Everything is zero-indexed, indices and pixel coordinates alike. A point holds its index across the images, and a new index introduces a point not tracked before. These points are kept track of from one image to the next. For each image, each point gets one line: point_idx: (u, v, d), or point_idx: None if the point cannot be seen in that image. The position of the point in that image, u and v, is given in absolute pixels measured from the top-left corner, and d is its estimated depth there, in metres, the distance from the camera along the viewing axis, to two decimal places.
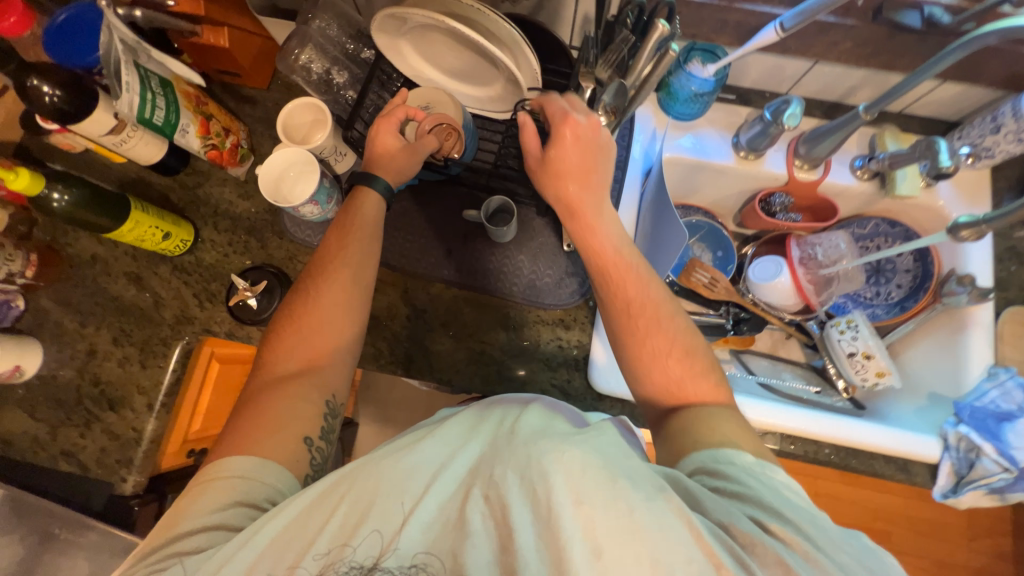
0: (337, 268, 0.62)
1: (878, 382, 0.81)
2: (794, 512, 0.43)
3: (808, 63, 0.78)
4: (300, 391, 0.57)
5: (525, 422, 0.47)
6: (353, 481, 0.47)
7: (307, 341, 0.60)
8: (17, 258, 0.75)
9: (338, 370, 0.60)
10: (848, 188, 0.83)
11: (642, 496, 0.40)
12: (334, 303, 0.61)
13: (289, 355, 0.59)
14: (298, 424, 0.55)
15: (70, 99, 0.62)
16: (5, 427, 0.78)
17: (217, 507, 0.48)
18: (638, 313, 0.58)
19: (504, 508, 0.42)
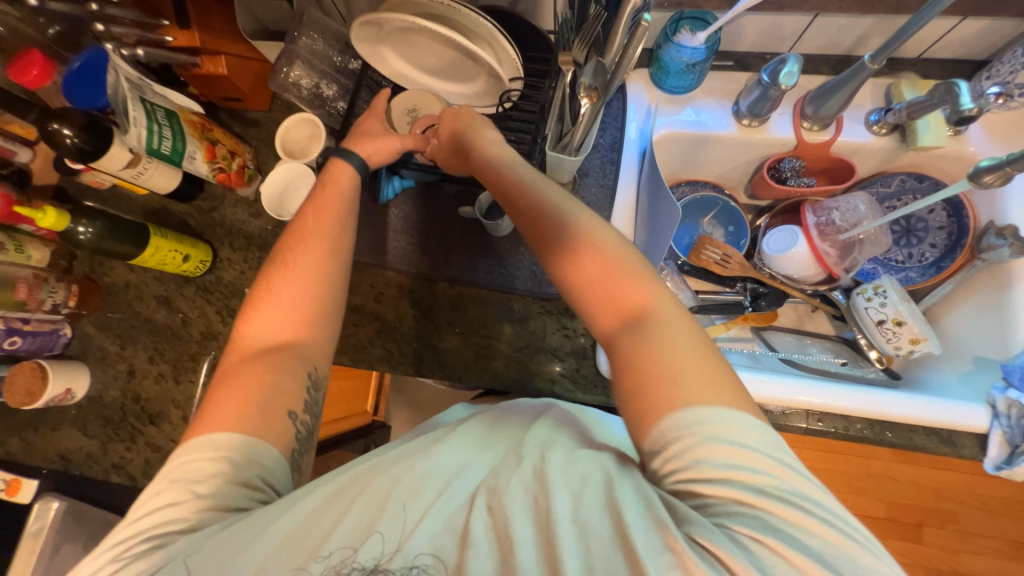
0: (310, 243, 0.64)
1: (914, 351, 0.76)
2: (767, 507, 0.41)
3: (808, 17, 0.73)
4: (272, 365, 0.57)
5: (533, 439, 0.54)
6: (368, 483, 0.51)
7: (278, 309, 0.60)
8: (60, 290, 0.82)
9: (313, 335, 0.61)
10: (865, 146, 0.77)
11: (633, 506, 0.43)
12: (302, 269, 0.62)
13: (261, 326, 0.60)
14: (282, 400, 0.56)
15: (88, 140, 0.66)
16: (63, 446, 0.85)
17: (207, 485, 0.50)
18: (555, 236, 0.56)
19: (506, 520, 0.46)
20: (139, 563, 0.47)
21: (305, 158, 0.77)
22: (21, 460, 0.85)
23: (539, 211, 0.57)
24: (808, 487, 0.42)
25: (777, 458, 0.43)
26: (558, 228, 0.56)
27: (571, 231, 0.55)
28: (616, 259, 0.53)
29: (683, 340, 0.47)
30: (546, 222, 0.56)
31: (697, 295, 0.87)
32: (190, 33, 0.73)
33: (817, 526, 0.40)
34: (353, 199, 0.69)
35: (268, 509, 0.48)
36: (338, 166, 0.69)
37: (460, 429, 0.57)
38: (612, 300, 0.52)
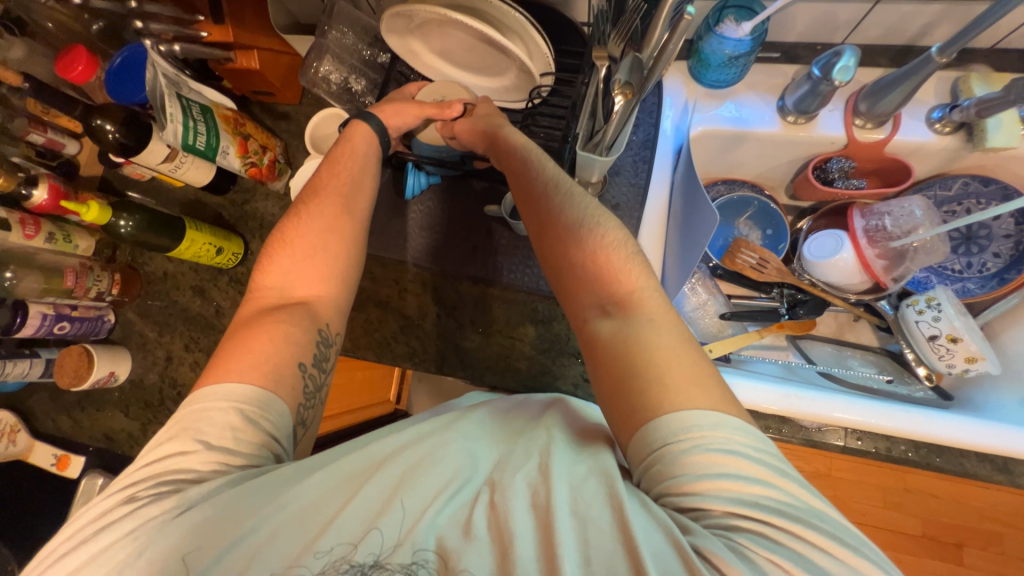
0: (327, 198, 0.67)
1: (968, 369, 0.71)
2: (768, 515, 0.41)
3: (867, 5, 0.67)
4: (288, 318, 0.60)
5: (540, 436, 0.52)
6: (378, 470, 0.51)
7: (297, 267, 0.64)
8: (104, 279, 0.85)
9: (327, 296, 0.63)
10: (925, 145, 0.71)
11: (634, 505, 0.43)
12: (316, 230, 0.66)
13: (279, 279, 0.64)
14: (292, 351, 0.57)
15: (129, 134, 0.69)
16: (107, 425, 0.90)
17: (217, 435, 0.51)
18: (544, 209, 0.60)
19: (507, 512, 0.45)
20: (150, 508, 0.48)
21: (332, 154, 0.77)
22: (69, 436, 0.91)
23: (540, 209, 0.60)
24: (797, 494, 0.43)
25: (766, 467, 0.43)
26: (559, 226, 0.58)
27: (572, 226, 0.58)
28: (612, 265, 0.56)
29: (670, 342, 0.50)
30: (547, 211, 0.60)
31: (730, 300, 0.84)
32: (225, 28, 0.74)
33: (812, 535, 0.40)
34: (370, 162, 0.71)
35: (279, 475, 0.50)
36: (356, 127, 0.70)
37: (468, 416, 0.56)
38: (598, 270, 0.56)
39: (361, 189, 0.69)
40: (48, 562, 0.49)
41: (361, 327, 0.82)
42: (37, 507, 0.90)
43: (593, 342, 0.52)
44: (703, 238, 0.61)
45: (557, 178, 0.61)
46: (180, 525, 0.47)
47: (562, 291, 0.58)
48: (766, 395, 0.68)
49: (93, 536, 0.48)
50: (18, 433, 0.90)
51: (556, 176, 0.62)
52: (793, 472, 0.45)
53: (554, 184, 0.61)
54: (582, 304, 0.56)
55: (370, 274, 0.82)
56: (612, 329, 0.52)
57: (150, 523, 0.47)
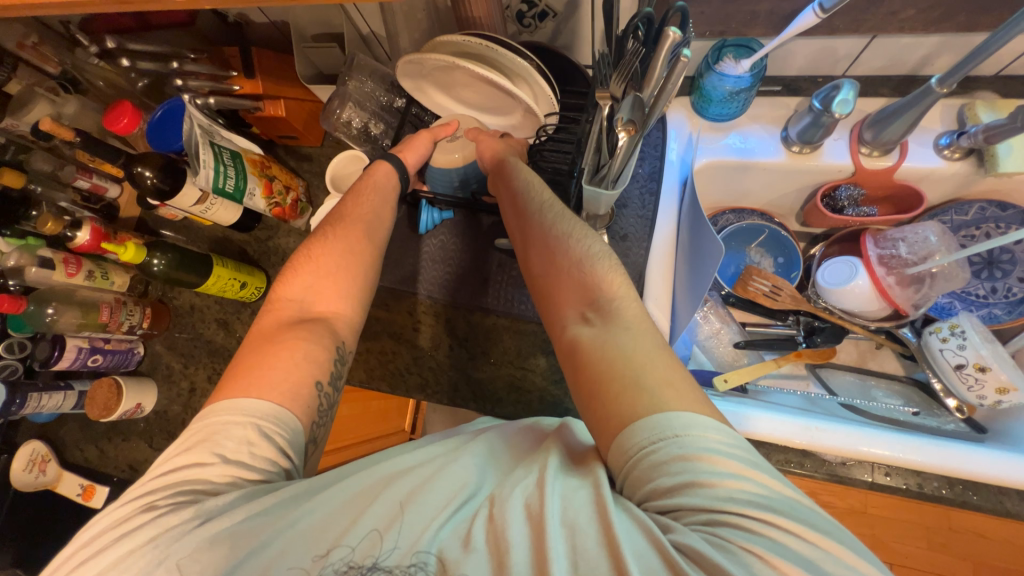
0: (349, 222, 0.70)
1: (1002, 401, 0.67)
2: (746, 507, 0.41)
3: (865, 39, 0.69)
4: (313, 335, 0.62)
5: (547, 452, 0.51)
6: (384, 487, 0.51)
7: (315, 288, 0.66)
8: (136, 313, 0.90)
9: (348, 322, 0.66)
10: (934, 172, 0.71)
11: (619, 512, 0.43)
12: (340, 258, 0.68)
13: (300, 292, 0.66)
14: (311, 369, 0.59)
15: (164, 179, 0.74)
16: (131, 456, 0.93)
17: (234, 449, 0.52)
18: (535, 227, 0.63)
19: (502, 523, 0.45)
20: (169, 518, 0.49)
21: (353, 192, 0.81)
22: (96, 467, 0.94)
23: (528, 223, 0.64)
24: (772, 483, 0.43)
25: (740, 461, 0.43)
26: (552, 245, 0.62)
27: (563, 245, 0.61)
28: (597, 276, 0.59)
29: (648, 350, 0.51)
30: (536, 227, 0.63)
31: (745, 329, 0.83)
32: (255, 82, 0.81)
33: (788, 523, 0.40)
34: (387, 197, 0.74)
35: (291, 492, 0.51)
36: (380, 166, 0.74)
37: (479, 437, 0.57)
38: (584, 285, 0.58)
39: (382, 217, 0.72)
40: (61, 568, 0.50)
41: (375, 359, 0.84)
42: (63, 539, 0.92)
43: (573, 347, 0.54)
44: (715, 241, 0.61)
45: (550, 200, 0.66)
46: (198, 536, 0.48)
47: (542, 300, 0.61)
48: (785, 427, 0.66)
49: (111, 545, 0.49)
50: (47, 463, 0.92)
51: (547, 198, 0.66)
52: (769, 465, 0.44)
53: (546, 202, 0.65)
54: (564, 312, 0.58)
55: (385, 307, 0.84)
56: (591, 334, 0.53)
57: (169, 532, 0.48)
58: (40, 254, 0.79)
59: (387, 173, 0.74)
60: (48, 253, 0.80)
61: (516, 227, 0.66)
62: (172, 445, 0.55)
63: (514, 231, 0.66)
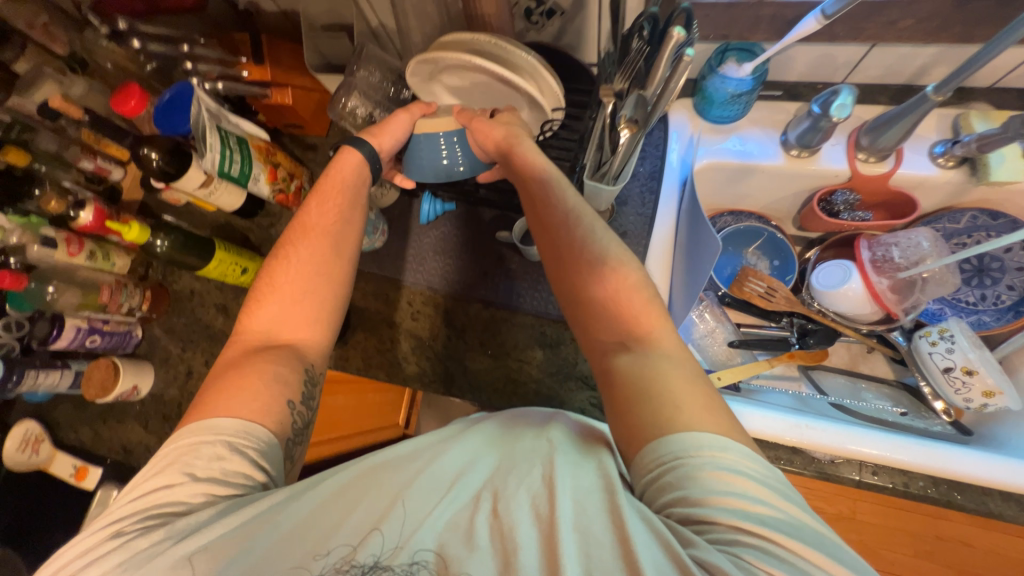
0: (314, 234, 0.67)
1: (987, 405, 0.68)
2: (774, 533, 0.40)
3: (865, 47, 0.70)
4: (278, 360, 0.60)
5: (547, 437, 0.53)
6: (385, 474, 0.53)
7: (280, 308, 0.64)
8: (135, 295, 0.90)
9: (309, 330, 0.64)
10: (928, 179, 0.73)
11: (636, 520, 0.43)
12: (309, 269, 0.65)
13: (263, 321, 0.63)
14: (281, 390, 0.58)
15: (170, 161, 0.75)
16: (126, 437, 0.93)
17: (205, 468, 0.52)
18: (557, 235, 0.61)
19: (510, 523, 0.45)
20: (137, 542, 0.48)
21: None
22: (89, 447, 0.94)
23: (553, 229, 0.61)
24: (797, 512, 0.43)
25: (771, 488, 0.43)
26: (579, 266, 0.58)
27: (589, 261, 0.58)
28: (632, 307, 0.56)
29: (684, 378, 0.50)
30: (560, 233, 0.61)
31: (739, 329, 0.84)
32: (264, 69, 0.83)
33: (811, 554, 0.40)
34: (352, 197, 0.70)
35: (276, 498, 0.50)
36: (344, 157, 0.70)
37: (473, 428, 0.57)
38: (619, 313, 0.56)
39: (349, 222, 0.69)
40: None
41: (373, 347, 0.85)
42: (54, 521, 0.91)
43: (609, 373, 0.52)
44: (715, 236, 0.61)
45: (577, 208, 0.62)
46: (168, 559, 0.47)
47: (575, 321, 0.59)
48: (776, 424, 0.67)
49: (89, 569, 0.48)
50: (41, 443, 0.92)
51: (576, 207, 0.62)
52: (795, 496, 0.45)
53: (574, 213, 0.61)
54: (600, 337, 0.56)
55: (384, 295, 0.85)
56: (630, 363, 0.51)
57: (139, 555, 0.48)
58: (42, 232, 0.79)
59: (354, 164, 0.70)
60: (51, 232, 0.80)
61: (542, 242, 0.62)
62: (144, 469, 0.54)
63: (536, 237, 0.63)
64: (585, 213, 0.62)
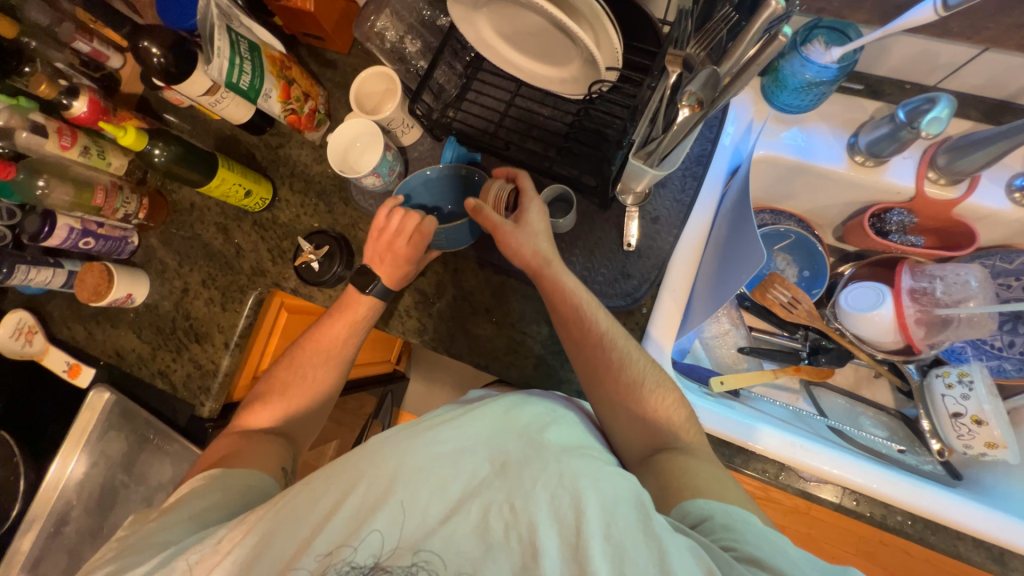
0: (326, 343, 0.76)
1: (985, 454, 0.67)
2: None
3: (975, 49, 0.61)
4: (272, 442, 0.72)
5: (552, 438, 0.51)
6: (377, 462, 0.51)
7: (284, 406, 0.76)
8: (132, 201, 0.86)
9: (303, 423, 0.77)
10: (997, 214, 0.67)
11: (676, 544, 0.43)
12: (318, 384, 0.77)
13: (272, 407, 0.76)
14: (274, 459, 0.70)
15: (175, 62, 0.66)
16: (118, 343, 0.92)
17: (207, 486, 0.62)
18: (597, 345, 0.62)
19: (531, 525, 0.44)
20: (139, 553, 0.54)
21: (376, 115, 0.75)
22: (82, 347, 0.93)
23: (585, 346, 0.63)
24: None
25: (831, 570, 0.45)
26: (606, 367, 0.62)
27: (614, 368, 0.61)
28: (666, 420, 0.60)
29: (701, 477, 0.54)
30: (593, 347, 0.62)
31: (751, 334, 0.82)
32: None
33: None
34: (359, 333, 0.77)
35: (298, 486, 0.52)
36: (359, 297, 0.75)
37: (479, 410, 0.53)
38: (647, 428, 0.60)
39: (353, 352, 0.78)
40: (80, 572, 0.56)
41: None
42: (49, 409, 0.95)
43: (660, 464, 0.57)
44: (763, 255, 0.55)
45: (610, 331, 0.63)
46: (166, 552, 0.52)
47: (604, 403, 0.62)
48: (776, 440, 0.66)
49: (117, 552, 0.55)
50: (35, 334, 0.92)
51: (608, 330, 0.63)
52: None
53: (608, 337, 0.62)
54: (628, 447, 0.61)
55: None
56: (681, 465, 0.56)
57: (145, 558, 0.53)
58: (31, 118, 0.72)
59: (388, 257, 0.73)
60: (40, 118, 0.73)
61: (576, 356, 0.64)
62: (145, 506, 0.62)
63: (567, 345, 0.65)
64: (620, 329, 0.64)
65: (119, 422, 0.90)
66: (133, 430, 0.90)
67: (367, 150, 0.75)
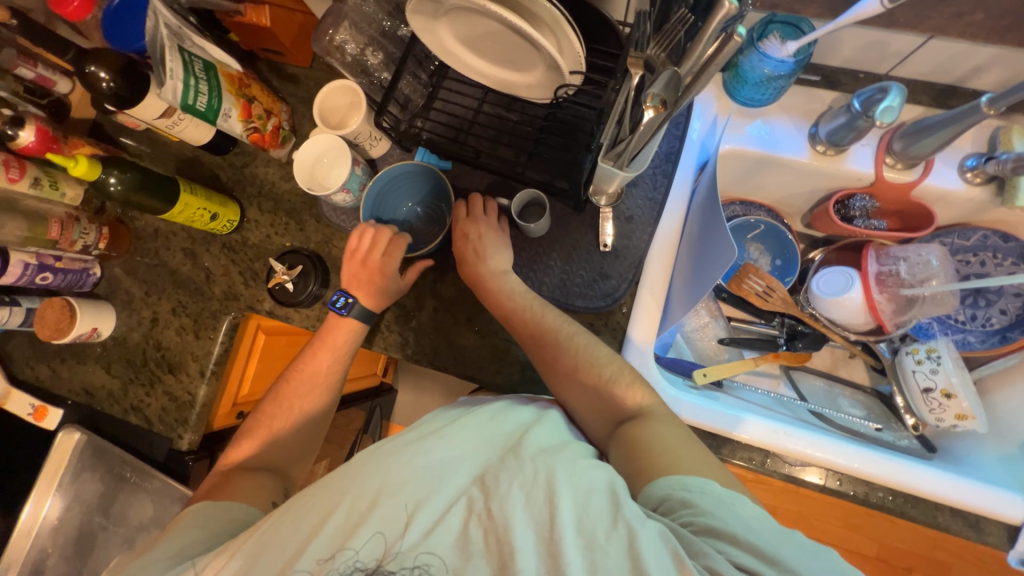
0: (311, 374, 0.75)
1: (956, 425, 0.70)
2: (768, 549, 0.42)
3: (921, 38, 0.63)
4: (261, 479, 0.69)
5: (532, 439, 0.51)
6: (360, 478, 0.50)
7: (270, 439, 0.73)
8: (91, 232, 0.82)
9: (289, 458, 0.74)
10: (953, 194, 0.69)
11: (644, 527, 0.42)
12: (307, 414, 0.74)
13: (258, 444, 0.73)
14: (263, 495, 0.67)
15: (124, 85, 0.64)
16: (86, 380, 0.88)
17: (196, 530, 0.59)
18: (543, 342, 0.66)
19: (507, 524, 0.43)
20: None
21: (341, 129, 0.74)
22: (48, 387, 0.89)
23: (537, 347, 0.66)
24: (813, 548, 0.43)
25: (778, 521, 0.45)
26: (558, 354, 0.64)
27: (565, 353, 0.64)
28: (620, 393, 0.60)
29: None
30: (543, 344, 0.65)
31: (730, 325, 0.84)
32: None
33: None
34: (346, 359, 0.75)
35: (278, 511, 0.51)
36: (345, 321, 0.74)
37: (462, 420, 0.54)
38: (610, 405, 0.60)
39: (342, 380, 0.76)
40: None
41: None
42: (17, 454, 0.91)
43: None
44: (733, 250, 0.56)
45: (557, 326, 0.66)
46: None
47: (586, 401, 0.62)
48: (759, 428, 0.68)
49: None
50: None
51: (551, 325, 0.66)
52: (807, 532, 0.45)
53: (553, 330, 0.66)
54: None
55: None
56: None
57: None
58: None
59: (370, 280, 0.73)
60: None
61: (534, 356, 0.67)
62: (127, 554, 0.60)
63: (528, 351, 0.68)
64: (587, 336, 0.66)
65: (92, 463, 0.86)
66: (108, 470, 0.86)
67: (329, 163, 0.73)
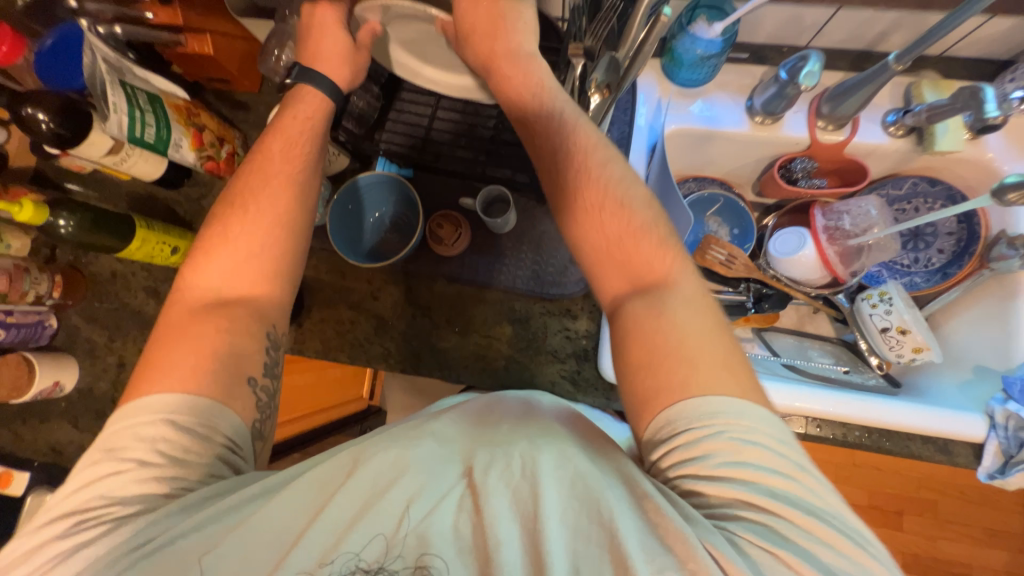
0: (272, 190, 0.58)
1: (914, 359, 0.76)
2: (774, 502, 0.40)
3: (831, 10, 0.69)
4: (231, 321, 0.53)
5: (522, 427, 0.49)
6: (339, 488, 0.46)
7: (230, 259, 0.55)
8: (43, 281, 0.78)
9: (264, 291, 0.56)
10: (880, 148, 0.75)
11: (626, 510, 0.41)
12: (265, 231, 0.56)
13: (210, 281, 0.55)
14: (237, 362, 0.52)
15: (64, 124, 0.62)
16: (54, 438, 0.83)
17: (146, 449, 0.46)
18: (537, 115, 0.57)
19: (489, 523, 0.43)
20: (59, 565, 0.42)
21: None
22: (12, 453, 0.84)
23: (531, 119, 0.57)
24: (814, 498, 0.41)
25: (791, 462, 0.42)
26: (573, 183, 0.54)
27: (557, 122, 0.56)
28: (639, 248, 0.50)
29: None
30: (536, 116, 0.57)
31: None
32: (174, 11, 0.69)
33: (820, 530, 0.39)
34: (309, 141, 0.61)
35: (247, 494, 0.46)
36: (303, 102, 0.62)
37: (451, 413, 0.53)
38: (630, 263, 0.50)
39: (311, 178, 0.61)
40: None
41: (332, 329, 0.80)
42: None
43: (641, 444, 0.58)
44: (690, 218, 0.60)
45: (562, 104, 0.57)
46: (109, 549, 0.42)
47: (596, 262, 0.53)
48: None
49: (79, 548, 0.43)
50: None
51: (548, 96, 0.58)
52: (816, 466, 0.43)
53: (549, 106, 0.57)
54: None
55: (339, 270, 0.81)
56: None
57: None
58: None
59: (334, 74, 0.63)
60: None
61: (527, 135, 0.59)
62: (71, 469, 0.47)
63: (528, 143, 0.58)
64: (615, 160, 0.55)
65: None
66: None
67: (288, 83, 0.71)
